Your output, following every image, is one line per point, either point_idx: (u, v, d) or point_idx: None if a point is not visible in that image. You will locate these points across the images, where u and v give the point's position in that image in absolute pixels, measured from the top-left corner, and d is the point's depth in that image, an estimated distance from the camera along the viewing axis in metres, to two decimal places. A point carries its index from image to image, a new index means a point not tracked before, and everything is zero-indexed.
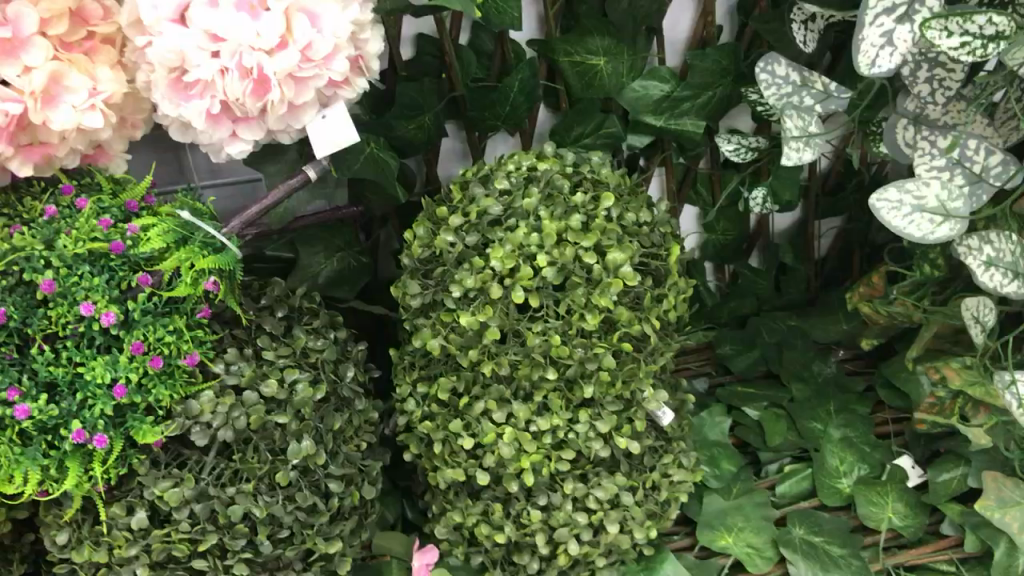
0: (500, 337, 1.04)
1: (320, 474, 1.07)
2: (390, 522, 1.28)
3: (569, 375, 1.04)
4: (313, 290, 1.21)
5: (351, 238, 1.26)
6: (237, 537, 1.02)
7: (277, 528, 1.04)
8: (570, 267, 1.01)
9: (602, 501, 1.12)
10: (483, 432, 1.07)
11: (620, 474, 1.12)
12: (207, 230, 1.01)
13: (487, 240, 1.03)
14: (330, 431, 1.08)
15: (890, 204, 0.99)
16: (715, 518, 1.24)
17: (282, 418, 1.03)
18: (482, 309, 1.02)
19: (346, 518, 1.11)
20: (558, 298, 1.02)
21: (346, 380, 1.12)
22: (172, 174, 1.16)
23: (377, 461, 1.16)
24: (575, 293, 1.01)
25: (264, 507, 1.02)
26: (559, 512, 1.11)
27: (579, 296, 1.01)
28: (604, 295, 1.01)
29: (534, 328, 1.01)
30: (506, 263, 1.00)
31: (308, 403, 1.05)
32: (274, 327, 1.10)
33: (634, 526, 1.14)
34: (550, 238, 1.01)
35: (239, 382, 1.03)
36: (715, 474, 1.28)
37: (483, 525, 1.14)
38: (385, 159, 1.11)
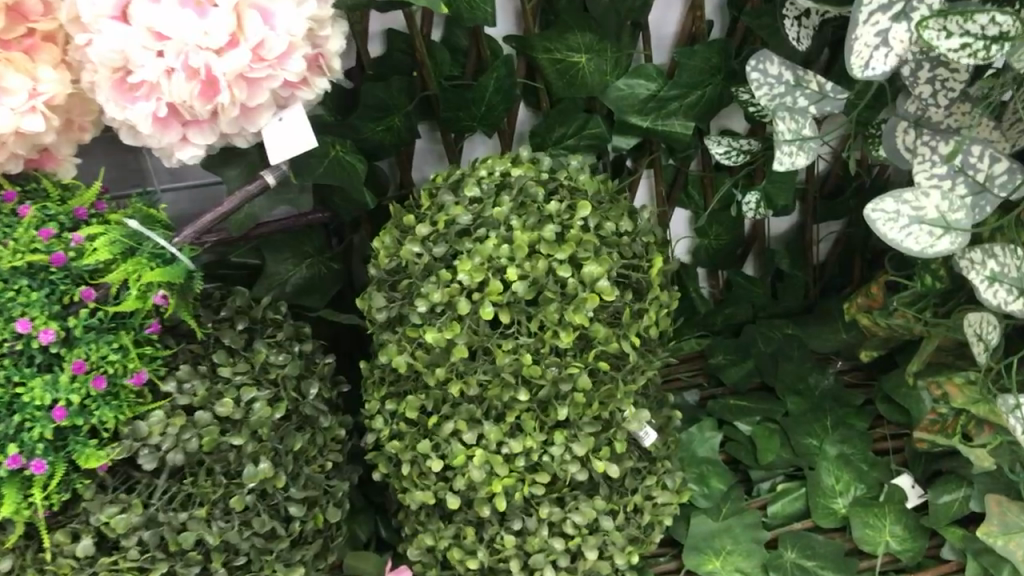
0: (469, 355, 0.98)
1: (279, 497, 1.01)
2: (362, 541, 1.22)
3: (541, 396, 0.97)
4: (279, 300, 1.15)
5: (319, 244, 1.20)
6: (191, 565, 0.96)
7: (233, 555, 0.99)
8: (544, 281, 0.95)
9: (580, 526, 1.05)
10: (453, 454, 1.01)
11: (600, 498, 1.06)
12: (157, 240, 0.95)
13: (455, 252, 0.97)
14: (290, 453, 1.02)
15: (885, 215, 0.92)
16: (703, 540, 1.17)
17: (237, 440, 0.97)
18: (449, 326, 0.96)
19: (309, 543, 1.05)
20: (530, 314, 0.96)
21: (310, 398, 1.06)
22: (126, 179, 1.11)
23: (344, 481, 1.10)
24: (548, 309, 0.95)
25: (218, 534, 0.97)
26: (535, 538, 1.05)
27: (552, 313, 0.95)
28: (579, 312, 0.95)
29: (505, 346, 0.95)
30: (475, 277, 0.94)
31: (266, 423, 0.99)
32: (232, 341, 1.04)
33: (615, 551, 1.07)
34: (522, 250, 0.95)
35: (191, 403, 0.97)
36: (703, 492, 1.22)
37: (455, 549, 1.07)
38: (350, 163, 1.05)
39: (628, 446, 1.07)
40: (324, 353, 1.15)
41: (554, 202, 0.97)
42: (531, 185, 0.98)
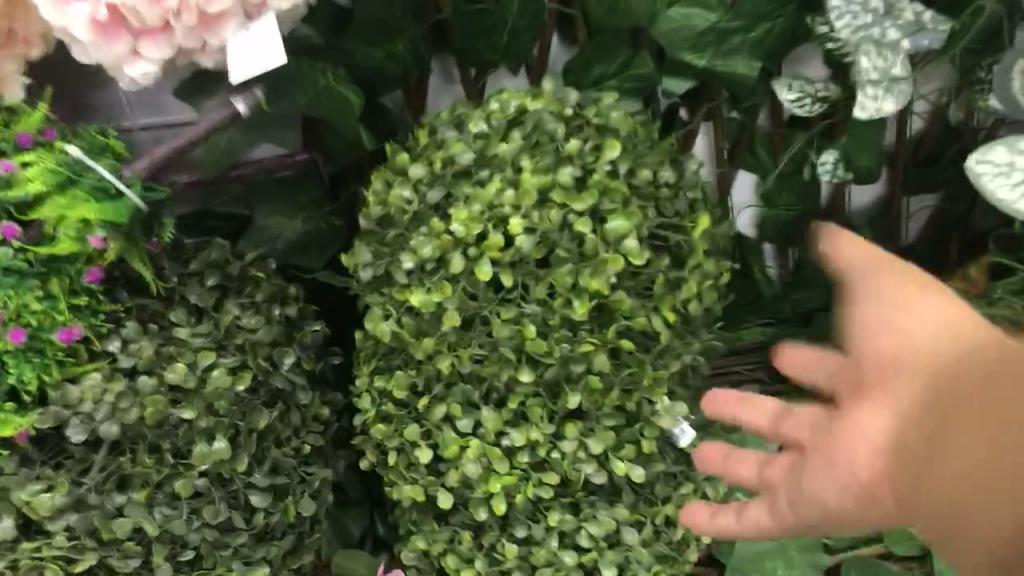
0: (463, 323, 0.81)
1: (239, 484, 0.85)
2: (354, 537, 1.07)
3: (548, 379, 0.81)
4: (267, 257, 1.00)
5: (320, 194, 1.05)
6: (129, 557, 0.81)
7: (180, 549, 0.83)
8: (555, 237, 0.78)
9: (597, 539, 0.88)
10: (444, 443, 0.85)
11: (622, 506, 0.88)
12: (100, 172, 0.81)
13: (450, 201, 0.82)
14: (254, 432, 0.86)
15: (994, 168, 0.74)
16: (749, 561, 1.00)
17: (187, 413, 0.82)
18: (441, 290, 0.80)
19: (277, 539, 0.90)
20: (537, 277, 0.79)
21: (284, 369, 0.90)
22: (73, 107, 0.97)
23: (326, 468, 0.95)
24: (559, 271, 0.78)
25: (161, 523, 0.81)
26: (541, 549, 0.88)
27: (565, 277, 0.78)
28: (598, 277, 0.78)
29: (505, 315, 0.79)
30: (469, 227, 0.78)
31: (224, 394, 0.84)
32: (198, 298, 0.89)
33: (639, 570, 0.89)
34: (531, 198, 0.78)
35: (136, 366, 0.83)
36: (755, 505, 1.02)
37: (449, 556, 0.91)
38: (343, 94, 0.88)
39: (660, 446, 0.89)
40: (313, 320, 0.98)
41: (576, 142, 0.80)
42: (550, 122, 0.81)
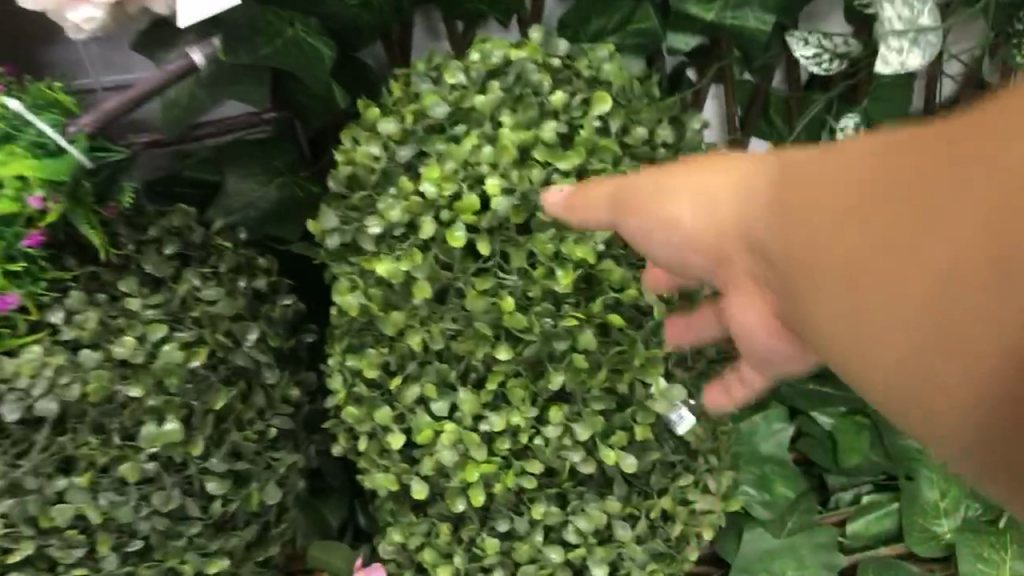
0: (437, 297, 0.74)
1: (193, 469, 0.78)
2: (333, 529, 1.00)
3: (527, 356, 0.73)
4: (238, 226, 0.92)
5: (295, 159, 0.97)
6: (72, 547, 0.75)
7: (127, 539, 0.76)
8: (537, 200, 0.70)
9: (585, 534, 0.80)
10: (417, 427, 0.77)
11: (614, 499, 0.80)
12: (41, 127, 0.74)
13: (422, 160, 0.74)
14: (210, 413, 0.79)
15: None
16: (757, 561, 0.93)
17: (134, 390, 0.75)
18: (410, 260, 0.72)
19: (238, 529, 0.82)
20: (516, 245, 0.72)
21: (246, 346, 0.82)
22: (28, 63, 0.92)
23: (294, 453, 0.87)
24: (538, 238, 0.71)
25: (107, 510, 0.74)
26: (524, 545, 0.80)
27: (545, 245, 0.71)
28: (581, 244, 0.70)
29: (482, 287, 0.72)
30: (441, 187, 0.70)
31: (176, 371, 0.77)
32: (154, 267, 0.82)
33: (633, 569, 0.82)
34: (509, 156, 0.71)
35: (79, 338, 0.76)
36: (763, 500, 0.94)
37: (426, 551, 0.83)
38: (313, 45, 0.82)
39: (657, 434, 0.81)
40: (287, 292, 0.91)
41: (561, 94, 0.72)
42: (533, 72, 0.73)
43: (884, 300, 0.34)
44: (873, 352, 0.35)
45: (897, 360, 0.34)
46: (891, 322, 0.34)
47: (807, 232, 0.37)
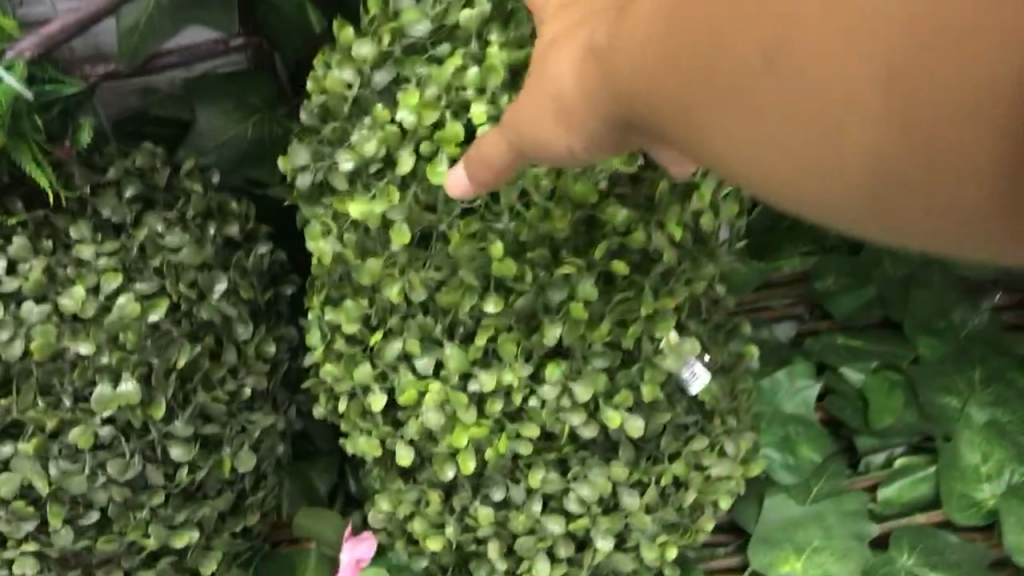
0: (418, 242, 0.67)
1: (156, 433, 0.71)
2: (322, 496, 0.92)
3: (517, 307, 0.66)
4: (210, 167, 0.84)
5: (274, 95, 0.88)
6: (22, 519, 0.68)
7: (83, 510, 0.70)
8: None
9: (589, 503, 0.72)
10: (400, 387, 0.70)
11: (621, 465, 0.72)
12: None
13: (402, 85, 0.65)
14: (173, 372, 0.71)
15: None
16: (779, 531, 0.84)
17: (84, 347, 0.68)
18: (388, 200, 0.65)
19: (210, 497, 0.75)
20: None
21: (213, 298, 0.75)
22: None
23: (272, 415, 0.80)
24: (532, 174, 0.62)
25: (56, 480, 0.67)
26: (522, 515, 0.73)
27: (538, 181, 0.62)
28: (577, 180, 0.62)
29: (465, 229, 0.64)
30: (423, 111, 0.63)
31: (133, 326, 0.69)
32: (114, 212, 0.74)
33: (641, 541, 0.75)
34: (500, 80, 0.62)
35: (22, 290, 0.68)
36: (787, 464, 0.87)
37: (415, 521, 0.76)
38: None
39: (668, 394, 0.73)
40: (265, 240, 0.83)
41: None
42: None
43: (847, 135, 0.33)
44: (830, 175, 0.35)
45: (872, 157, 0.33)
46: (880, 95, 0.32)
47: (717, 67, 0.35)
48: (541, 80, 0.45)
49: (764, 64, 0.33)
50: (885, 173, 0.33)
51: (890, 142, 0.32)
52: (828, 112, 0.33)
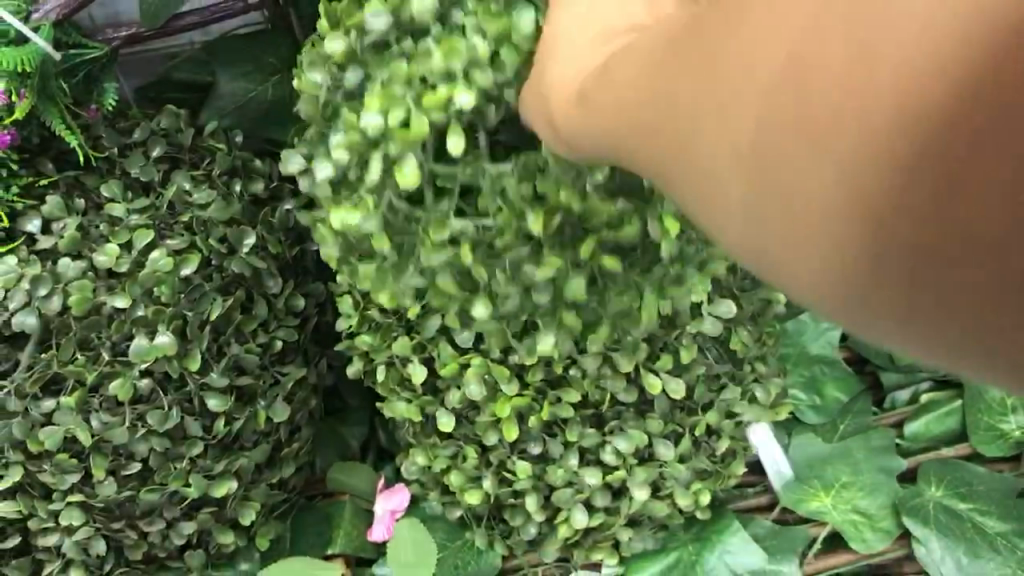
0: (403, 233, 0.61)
1: (192, 384, 0.72)
2: (354, 449, 0.94)
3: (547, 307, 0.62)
4: (233, 129, 0.85)
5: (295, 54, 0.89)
6: (66, 472, 0.70)
7: (124, 462, 0.71)
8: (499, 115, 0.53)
9: (624, 456, 0.74)
10: (441, 359, 0.71)
11: (655, 420, 0.74)
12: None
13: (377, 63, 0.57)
14: (207, 323, 0.73)
15: None
16: (809, 467, 0.85)
17: (119, 301, 0.69)
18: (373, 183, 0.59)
19: (247, 447, 0.77)
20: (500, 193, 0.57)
21: (243, 253, 0.76)
22: None
23: (304, 368, 0.81)
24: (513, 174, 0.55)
25: (98, 432, 0.69)
26: (560, 469, 0.74)
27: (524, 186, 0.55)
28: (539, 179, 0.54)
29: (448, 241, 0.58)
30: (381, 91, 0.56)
31: (166, 279, 0.70)
32: (141, 171, 0.76)
33: (675, 489, 0.77)
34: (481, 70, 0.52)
35: (58, 248, 0.70)
36: (812, 403, 0.89)
37: (451, 474, 0.76)
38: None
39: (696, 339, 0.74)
40: (290, 197, 0.84)
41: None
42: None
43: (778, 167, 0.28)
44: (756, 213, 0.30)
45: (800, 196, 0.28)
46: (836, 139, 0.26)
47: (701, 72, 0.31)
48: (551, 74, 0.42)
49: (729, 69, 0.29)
50: (787, 216, 0.28)
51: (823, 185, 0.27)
52: (733, 135, 0.29)
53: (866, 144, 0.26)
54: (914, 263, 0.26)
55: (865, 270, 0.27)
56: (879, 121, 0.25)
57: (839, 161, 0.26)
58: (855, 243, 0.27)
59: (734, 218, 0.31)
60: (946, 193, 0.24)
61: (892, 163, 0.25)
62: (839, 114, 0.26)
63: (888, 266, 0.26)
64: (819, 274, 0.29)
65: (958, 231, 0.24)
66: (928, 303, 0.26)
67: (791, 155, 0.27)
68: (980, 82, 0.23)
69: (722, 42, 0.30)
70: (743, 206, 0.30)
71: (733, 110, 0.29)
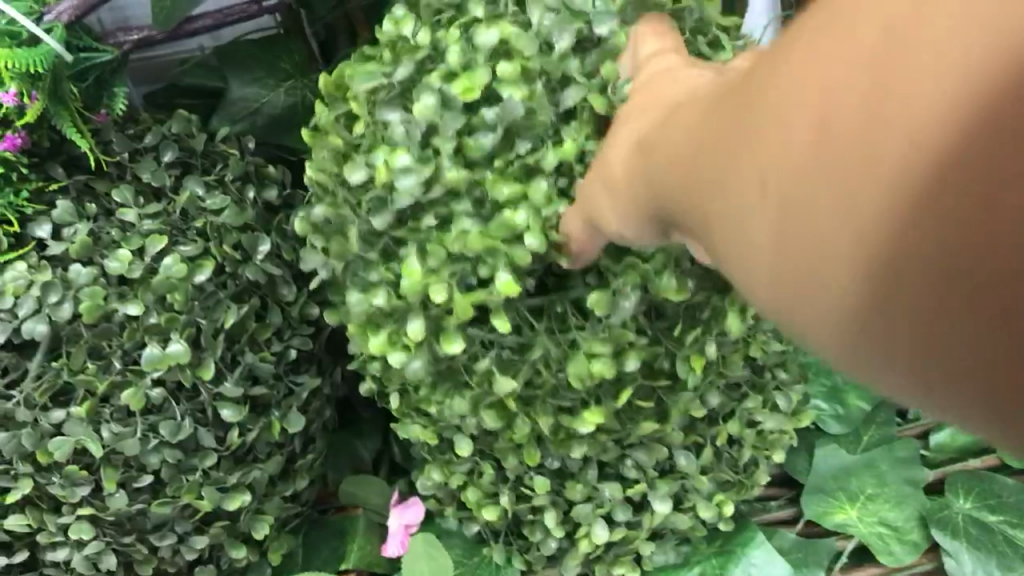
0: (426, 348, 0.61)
1: (206, 394, 0.70)
2: (366, 462, 0.92)
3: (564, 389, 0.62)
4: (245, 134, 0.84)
5: (307, 60, 0.88)
6: (77, 484, 0.68)
7: (135, 474, 0.69)
8: (556, 301, 0.60)
9: (646, 469, 0.72)
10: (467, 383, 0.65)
11: (678, 433, 0.70)
12: (9, 16, 0.64)
13: (408, 228, 0.58)
14: (220, 332, 0.71)
15: None
16: (834, 480, 0.84)
17: (133, 308, 0.67)
18: (404, 325, 0.60)
19: (260, 460, 0.75)
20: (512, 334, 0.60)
21: (258, 259, 0.74)
22: None
23: (318, 378, 0.80)
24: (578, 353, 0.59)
25: (109, 443, 0.67)
26: (580, 484, 0.72)
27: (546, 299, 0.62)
28: (596, 360, 0.59)
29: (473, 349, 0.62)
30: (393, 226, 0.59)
31: (180, 286, 0.69)
32: (153, 177, 0.74)
33: (699, 501, 0.75)
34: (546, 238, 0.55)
35: (68, 254, 0.68)
36: (835, 414, 0.87)
37: (469, 489, 0.74)
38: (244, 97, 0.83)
39: None
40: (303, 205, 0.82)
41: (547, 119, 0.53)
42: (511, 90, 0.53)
43: (797, 210, 0.28)
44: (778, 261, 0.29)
45: (817, 241, 0.27)
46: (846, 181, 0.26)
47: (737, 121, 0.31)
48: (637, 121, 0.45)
49: (760, 116, 0.30)
50: (805, 261, 0.28)
51: (836, 230, 0.27)
52: (758, 183, 0.29)
53: (868, 202, 0.25)
54: (925, 312, 0.25)
55: (881, 323, 0.26)
56: (875, 179, 0.25)
57: (853, 204, 0.26)
58: (862, 304, 0.27)
59: (761, 267, 0.30)
60: (942, 251, 0.24)
61: (899, 206, 0.25)
62: (835, 166, 0.26)
63: (894, 325, 0.26)
64: (836, 326, 0.28)
65: (959, 275, 0.23)
66: (939, 350, 0.25)
67: (809, 197, 0.27)
68: (987, 118, 0.22)
69: (757, 92, 0.30)
70: (765, 253, 0.30)
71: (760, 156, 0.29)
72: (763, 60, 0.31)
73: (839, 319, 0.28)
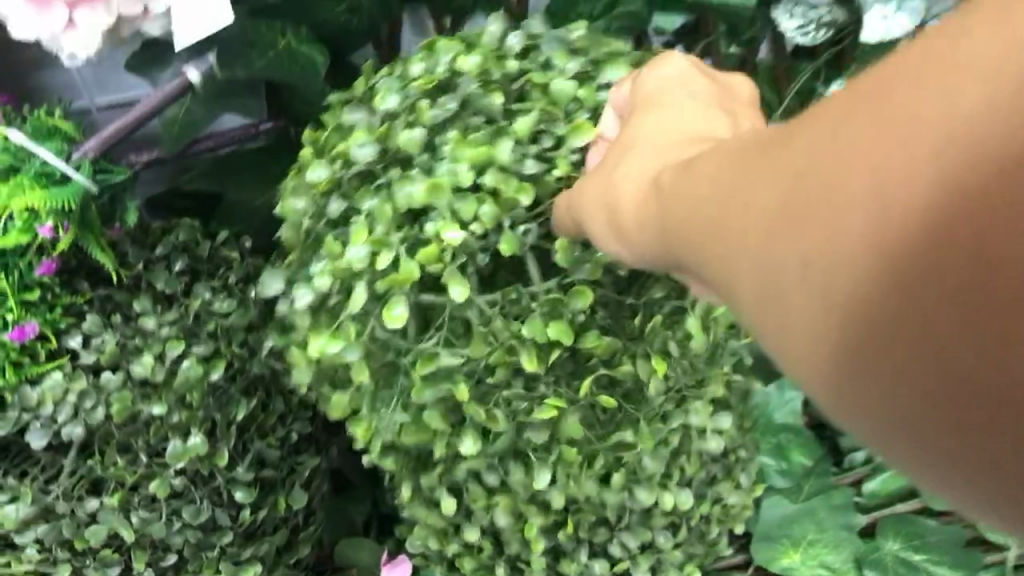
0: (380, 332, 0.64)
1: (221, 480, 0.79)
2: (359, 524, 1.02)
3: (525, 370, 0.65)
4: (242, 235, 0.94)
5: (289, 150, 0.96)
6: (108, 564, 0.78)
7: (162, 553, 0.79)
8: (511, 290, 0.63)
9: (630, 548, 0.82)
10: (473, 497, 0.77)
11: (659, 517, 0.81)
12: (44, 157, 0.73)
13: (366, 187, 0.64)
14: (231, 424, 0.81)
15: None
16: (778, 527, 0.94)
17: (157, 408, 0.76)
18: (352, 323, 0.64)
19: (268, 533, 0.85)
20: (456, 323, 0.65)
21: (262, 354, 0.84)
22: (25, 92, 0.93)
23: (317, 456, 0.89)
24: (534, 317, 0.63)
25: (138, 527, 0.77)
26: (572, 562, 0.81)
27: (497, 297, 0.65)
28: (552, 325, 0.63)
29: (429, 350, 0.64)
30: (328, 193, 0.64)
31: (197, 385, 0.78)
32: (167, 284, 0.83)
33: (670, 569, 0.85)
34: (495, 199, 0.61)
35: (99, 361, 0.76)
36: (780, 469, 0.96)
37: (465, 560, 0.83)
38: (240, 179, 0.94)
39: None
40: None
41: (498, 99, 0.63)
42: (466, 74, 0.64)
43: (847, 221, 0.31)
44: (815, 275, 0.33)
45: (861, 252, 0.31)
46: (904, 191, 0.30)
47: (796, 152, 0.36)
48: (658, 134, 0.52)
49: (822, 145, 0.34)
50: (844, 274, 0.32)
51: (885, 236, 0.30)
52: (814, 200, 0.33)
53: (908, 223, 0.29)
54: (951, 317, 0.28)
55: (908, 336, 0.30)
56: (915, 200, 0.29)
57: (902, 213, 0.30)
58: (893, 318, 0.30)
59: (795, 282, 0.34)
60: (942, 261, 0.28)
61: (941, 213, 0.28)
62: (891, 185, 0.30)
63: (906, 337, 0.30)
64: (865, 339, 0.31)
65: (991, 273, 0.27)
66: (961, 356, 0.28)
67: (860, 208, 0.31)
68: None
69: (825, 127, 0.34)
70: (805, 269, 0.33)
71: (817, 177, 0.33)
72: (819, 116, 0.36)
73: (868, 330, 0.31)
